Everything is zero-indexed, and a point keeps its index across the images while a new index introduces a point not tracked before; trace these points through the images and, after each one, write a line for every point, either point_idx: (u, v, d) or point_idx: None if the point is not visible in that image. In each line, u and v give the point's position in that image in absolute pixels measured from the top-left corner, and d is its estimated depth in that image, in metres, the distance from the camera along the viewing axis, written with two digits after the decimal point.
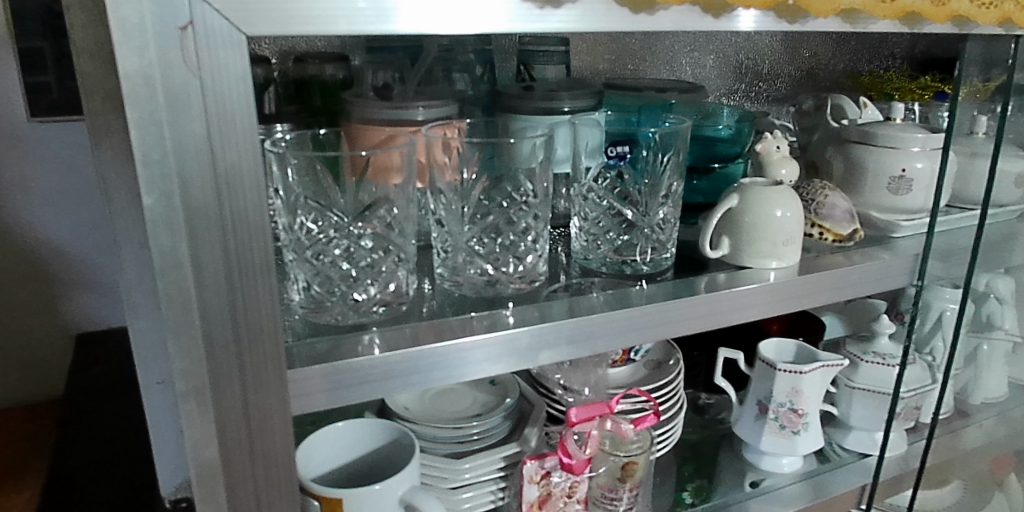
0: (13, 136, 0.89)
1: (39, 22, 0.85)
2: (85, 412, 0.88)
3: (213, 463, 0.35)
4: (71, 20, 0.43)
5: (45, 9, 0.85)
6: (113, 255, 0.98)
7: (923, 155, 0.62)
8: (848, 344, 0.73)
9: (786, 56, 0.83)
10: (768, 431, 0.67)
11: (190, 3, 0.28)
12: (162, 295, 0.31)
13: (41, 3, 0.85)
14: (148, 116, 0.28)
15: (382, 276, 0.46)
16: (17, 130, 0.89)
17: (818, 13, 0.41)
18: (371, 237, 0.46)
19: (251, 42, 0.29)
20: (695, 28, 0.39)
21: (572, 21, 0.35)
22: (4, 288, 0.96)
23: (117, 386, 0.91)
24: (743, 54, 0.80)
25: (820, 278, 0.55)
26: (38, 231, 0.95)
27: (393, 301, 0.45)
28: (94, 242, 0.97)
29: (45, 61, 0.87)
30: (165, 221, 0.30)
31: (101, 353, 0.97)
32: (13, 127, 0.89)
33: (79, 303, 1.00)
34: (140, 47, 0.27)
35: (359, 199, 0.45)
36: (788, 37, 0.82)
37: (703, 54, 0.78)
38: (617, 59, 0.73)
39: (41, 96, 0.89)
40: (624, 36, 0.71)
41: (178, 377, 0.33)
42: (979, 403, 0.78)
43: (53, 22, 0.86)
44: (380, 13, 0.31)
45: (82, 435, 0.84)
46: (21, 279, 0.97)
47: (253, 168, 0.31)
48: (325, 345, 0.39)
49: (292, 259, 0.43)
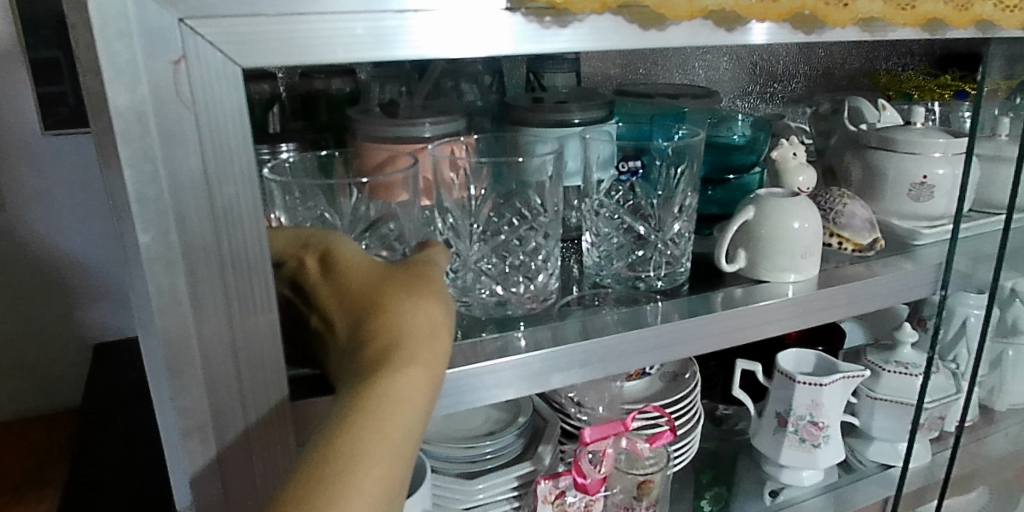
0: (27, 148, 0.90)
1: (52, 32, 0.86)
2: (100, 421, 0.88)
3: (219, 499, 0.35)
4: None
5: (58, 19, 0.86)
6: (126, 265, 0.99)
7: (945, 161, 0.61)
8: (869, 353, 0.72)
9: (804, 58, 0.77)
10: (787, 444, 0.65)
11: (181, 35, 0.27)
12: (160, 333, 0.30)
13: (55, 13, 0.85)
14: (141, 154, 0.27)
15: None
16: (30, 142, 0.90)
17: (835, 23, 0.39)
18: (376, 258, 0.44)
19: (247, 74, 0.29)
20: (708, 41, 0.38)
21: (580, 39, 0.34)
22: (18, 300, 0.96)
23: (132, 395, 0.91)
24: (756, 56, 0.72)
25: (841, 291, 0.53)
26: (52, 243, 0.95)
27: None
28: (108, 253, 0.97)
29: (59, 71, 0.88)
30: (162, 259, 0.29)
31: (116, 362, 0.98)
32: (27, 140, 0.90)
33: (95, 313, 1.00)
34: (132, 84, 0.26)
35: (365, 214, 0.44)
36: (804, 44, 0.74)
37: (717, 58, 0.68)
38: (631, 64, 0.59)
39: (54, 108, 0.89)
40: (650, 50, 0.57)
41: (182, 415, 0.32)
42: (1003, 409, 0.76)
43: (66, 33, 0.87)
44: (381, 39, 0.30)
45: (96, 445, 0.84)
46: (34, 291, 0.97)
47: (251, 201, 0.30)
48: None
49: None
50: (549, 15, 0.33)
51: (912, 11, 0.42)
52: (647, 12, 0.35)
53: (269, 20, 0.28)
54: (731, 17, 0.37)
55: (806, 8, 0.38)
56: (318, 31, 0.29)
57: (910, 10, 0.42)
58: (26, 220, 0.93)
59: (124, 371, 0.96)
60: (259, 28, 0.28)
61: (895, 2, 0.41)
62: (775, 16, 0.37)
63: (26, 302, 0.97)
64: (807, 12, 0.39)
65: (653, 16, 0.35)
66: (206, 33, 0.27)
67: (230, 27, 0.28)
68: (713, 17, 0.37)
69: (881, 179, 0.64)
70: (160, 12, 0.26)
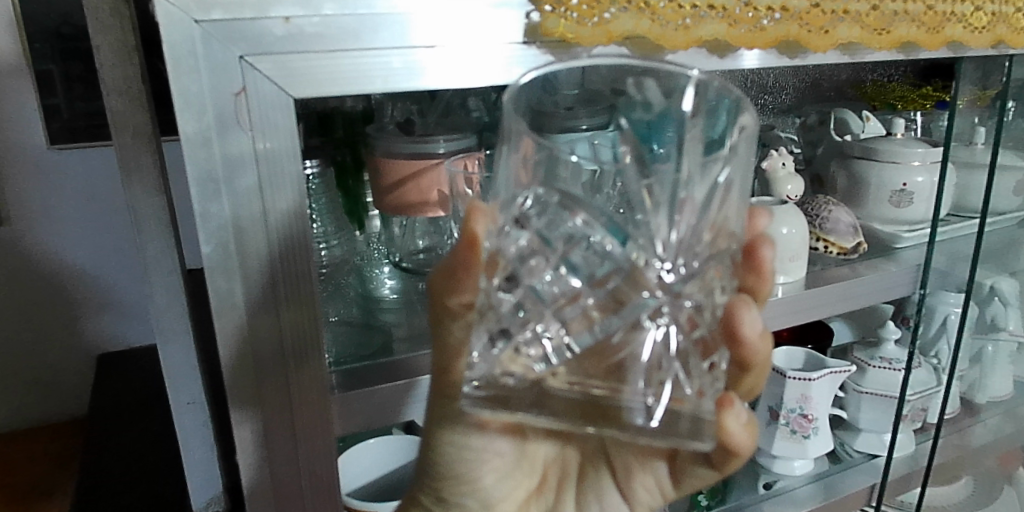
0: (36, 164, 0.98)
1: (49, 46, 0.93)
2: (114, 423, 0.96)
3: (264, 484, 0.39)
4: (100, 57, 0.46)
5: (55, 33, 0.92)
6: (128, 269, 1.07)
7: (923, 169, 0.65)
8: (856, 350, 0.76)
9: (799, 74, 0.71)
10: (779, 436, 0.69)
11: (242, 72, 0.31)
12: (220, 333, 0.34)
13: (50, 28, 0.92)
14: (206, 175, 0.31)
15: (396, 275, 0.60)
16: (39, 158, 0.98)
17: (817, 49, 0.44)
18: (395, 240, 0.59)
19: (298, 102, 0.33)
20: (703, 67, 0.41)
21: (589, 68, 0.38)
22: (26, 313, 1.05)
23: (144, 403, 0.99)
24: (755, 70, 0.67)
25: (826, 290, 0.57)
26: (58, 257, 1.03)
27: (407, 293, 0.59)
28: (108, 262, 1.06)
29: (54, 83, 0.95)
30: (223, 266, 0.33)
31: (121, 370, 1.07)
32: (35, 157, 0.97)
33: (100, 324, 1.09)
34: (199, 114, 0.30)
35: (384, 214, 0.57)
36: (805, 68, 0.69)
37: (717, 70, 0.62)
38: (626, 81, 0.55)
39: (54, 120, 0.96)
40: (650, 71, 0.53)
41: (234, 406, 0.36)
42: (984, 402, 0.81)
43: (62, 45, 0.93)
44: (412, 71, 0.34)
45: (112, 447, 0.92)
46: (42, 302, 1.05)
47: (299, 216, 0.34)
48: (373, 370, 0.45)
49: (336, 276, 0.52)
50: (561, 47, 0.37)
51: (888, 35, 0.46)
52: (646, 42, 0.38)
53: (315, 56, 0.32)
54: (724, 45, 0.41)
55: (790, 36, 0.42)
56: (356, 65, 0.33)
57: (885, 34, 0.46)
58: (34, 233, 1.01)
59: (132, 376, 1.05)
60: (306, 63, 0.32)
61: (872, 28, 0.45)
62: (763, 44, 0.41)
63: (33, 312, 1.05)
64: (791, 39, 0.43)
65: (653, 46, 0.39)
66: (264, 69, 0.31)
67: (284, 62, 0.31)
68: (707, 45, 0.41)
69: (864, 187, 0.68)
70: (224, 49, 0.30)
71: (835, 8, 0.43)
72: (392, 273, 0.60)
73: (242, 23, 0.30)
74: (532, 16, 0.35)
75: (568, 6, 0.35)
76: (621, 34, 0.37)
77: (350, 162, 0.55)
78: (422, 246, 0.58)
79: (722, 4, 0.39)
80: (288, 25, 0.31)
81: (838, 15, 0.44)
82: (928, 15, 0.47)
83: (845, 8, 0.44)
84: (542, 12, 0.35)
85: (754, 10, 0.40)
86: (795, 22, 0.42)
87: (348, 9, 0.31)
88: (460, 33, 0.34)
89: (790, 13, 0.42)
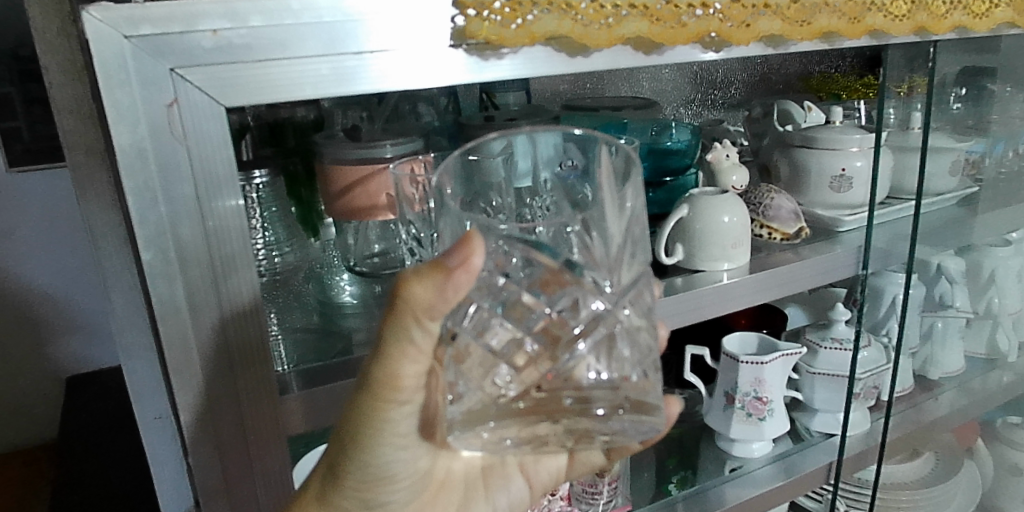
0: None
1: (7, 69, 1.06)
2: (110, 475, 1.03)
3: (217, 485, 0.40)
4: (52, 80, 0.46)
5: (12, 56, 1.06)
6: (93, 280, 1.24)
7: (861, 155, 0.68)
8: (808, 332, 0.79)
9: (743, 69, 0.72)
10: (735, 420, 0.72)
11: (173, 84, 0.32)
12: (164, 337, 0.35)
13: (8, 53, 1.05)
14: (143, 184, 0.32)
15: (349, 280, 0.60)
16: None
17: (739, 42, 0.46)
18: (345, 242, 0.59)
19: (230, 110, 0.34)
20: (628, 63, 0.43)
21: (516, 66, 0.40)
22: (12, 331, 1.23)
23: (133, 458, 1.05)
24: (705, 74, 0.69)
25: (769, 275, 0.60)
26: (35, 277, 1.21)
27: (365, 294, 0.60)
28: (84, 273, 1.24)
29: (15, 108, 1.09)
30: (163, 272, 0.34)
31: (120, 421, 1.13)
32: None
33: (74, 344, 1.26)
34: (132, 124, 0.31)
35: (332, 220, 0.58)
36: (749, 66, 0.72)
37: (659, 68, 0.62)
38: (576, 82, 0.58)
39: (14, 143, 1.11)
40: (594, 75, 0.56)
41: (184, 410, 0.37)
42: (938, 378, 0.83)
43: (19, 69, 1.06)
44: (339, 77, 0.35)
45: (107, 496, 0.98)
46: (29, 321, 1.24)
47: (236, 220, 0.35)
48: (329, 370, 0.46)
49: (281, 279, 0.52)
50: (487, 49, 0.38)
51: (809, 26, 0.48)
52: (572, 42, 0.40)
53: (242, 65, 0.33)
54: (648, 43, 0.43)
55: (711, 30, 0.44)
56: (284, 71, 0.34)
57: (807, 26, 0.48)
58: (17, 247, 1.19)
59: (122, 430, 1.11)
60: (234, 72, 0.33)
61: (792, 20, 0.47)
62: (686, 39, 0.43)
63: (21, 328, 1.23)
64: (713, 34, 0.45)
65: (577, 45, 0.41)
66: (194, 80, 0.32)
67: (214, 73, 0.33)
68: (632, 42, 0.42)
69: (805, 174, 0.70)
70: (155, 62, 0.31)
71: (756, 3, 0.45)
72: (350, 278, 0.60)
73: (171, 36, 0.31)
74: (457, 20, 0.37)
75: (491, 9, 0.36)
76: (544, 35, 0.38)
77: (303, 172, 0.56)
78: (378, 250, 0.59)
79: (644, 3, 0.41)
80: (216, 37, 0.32)
81: (758, 9, 0.46)
82: (848, 5, 0.50)
83: (765, 2, 0.46)
84: (466, 15, 0.36)
85: (675, 8, 0.42)
86: (716, 17, 0.44)
87: (275, 20, 0.33)
88: (391, 37, 0.36)
89: (710, 10, 0.44)
